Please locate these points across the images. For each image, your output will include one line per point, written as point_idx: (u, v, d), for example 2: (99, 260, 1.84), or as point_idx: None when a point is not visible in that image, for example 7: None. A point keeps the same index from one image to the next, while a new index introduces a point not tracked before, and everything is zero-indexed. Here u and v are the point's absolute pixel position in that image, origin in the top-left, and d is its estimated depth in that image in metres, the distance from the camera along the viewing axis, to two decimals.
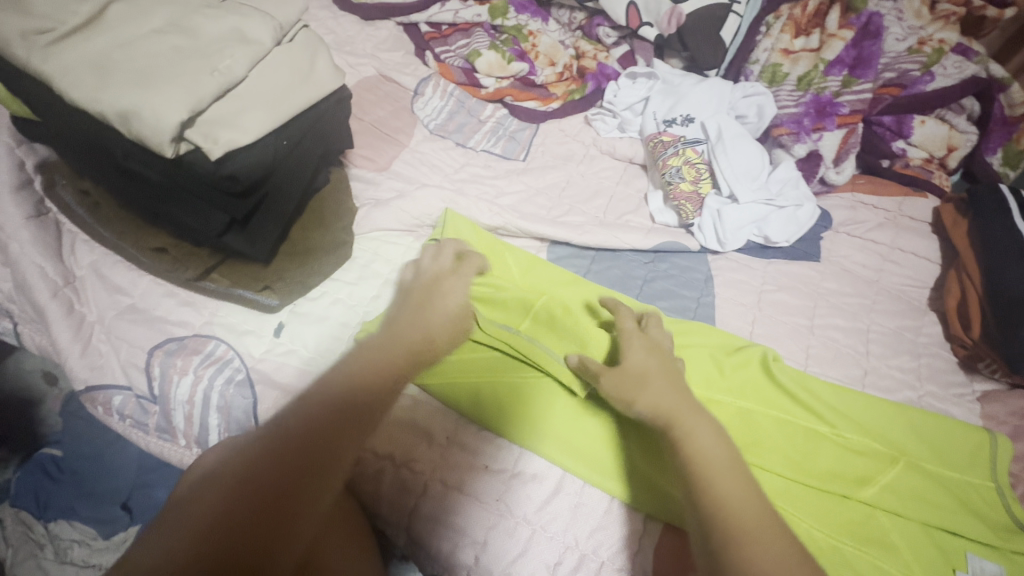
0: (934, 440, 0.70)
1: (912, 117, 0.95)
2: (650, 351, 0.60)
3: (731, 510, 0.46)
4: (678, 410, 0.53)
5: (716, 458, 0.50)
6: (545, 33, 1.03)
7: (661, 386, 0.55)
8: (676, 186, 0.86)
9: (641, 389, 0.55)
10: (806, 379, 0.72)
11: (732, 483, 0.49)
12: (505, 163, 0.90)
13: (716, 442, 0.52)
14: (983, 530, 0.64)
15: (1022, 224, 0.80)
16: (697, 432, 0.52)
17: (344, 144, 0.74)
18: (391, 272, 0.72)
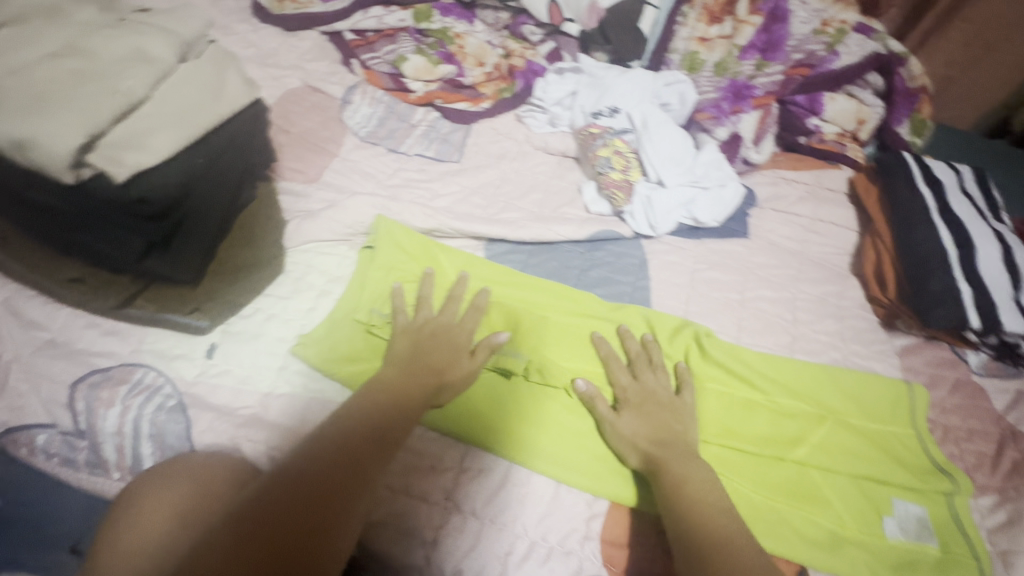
0: (861, 398, 0.75)
1: (822, 95, 0.99)
2: (643, 400, 0.66)
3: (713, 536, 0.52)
4: (658, 457, 0.60)
5: (697, 494, 0.56)
6: (472, 35, 1.04)
7: (644, 434, 0.63)
8: (607, 176, 0.88)
9: (628, 441, 0.63)
10: (738, 350, 0.76)
11: (711, 509, 0.55)
12: (440, 166, 0.91)
13: (701, 481, 0.58)
14: (905, 476, 0.69)
15: (923, 188, 0.87)
16: (684, 474, 0.58)
17: (266, 157, 0.73)
18: (327, 284, 0.72)
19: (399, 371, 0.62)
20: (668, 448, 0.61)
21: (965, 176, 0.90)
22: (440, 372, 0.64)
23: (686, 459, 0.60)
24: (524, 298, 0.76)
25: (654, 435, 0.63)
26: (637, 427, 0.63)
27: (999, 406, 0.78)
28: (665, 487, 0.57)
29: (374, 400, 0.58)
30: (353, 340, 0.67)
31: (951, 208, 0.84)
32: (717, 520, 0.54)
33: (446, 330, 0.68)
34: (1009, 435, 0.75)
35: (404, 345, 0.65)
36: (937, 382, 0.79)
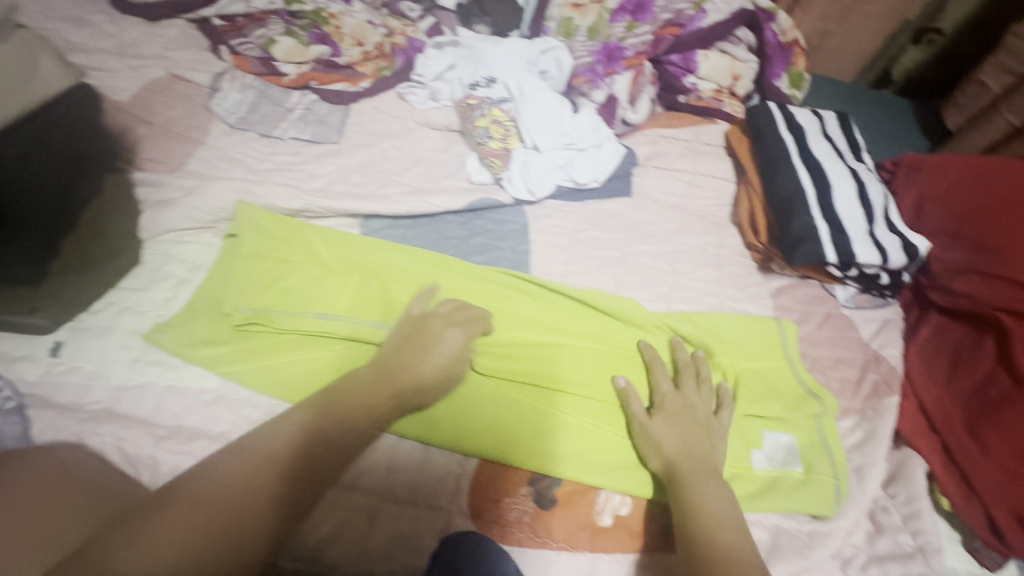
0: (738, 339, 0.77)
1: (694, 53, 1.02)
2: (685, 415, 0.65)
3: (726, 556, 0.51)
4: (690, 469, 0.60)
5: (714, 512, 0.56)
6: (347, 15, 1.02)
7: (676, 444, 0.62)
8: (484, 146, 0.89)
9: (659, 445, 0.62)
10: (624, 305, 0.77)
11: (724, 527, 0.54)
12: (316, 148, 0.89)
13: (721, 502, 0.57)
14: (777, 408, 0.71)
15: (786, 134, 0.90)
16: (703, 488, 0.58)
17: (99, 143, 0.75)
18: (187, 272, 0.70)
19: (372, 369, 0.60)
20: (696, 461, 0.61)
21: (827, 121, 0.94)
22: (405, 370, 0.60)
23: (710, 477, 0.59)
24: (568, 320, 0.75)
25: (686, 445, 0.62)
26: (668, 433, 0.63)
27: (866, 334, 0.82)
28: (686, 499, 0.57)
29: (341, 408, 0.55)
30: (211, 324, 0.65)
31: (810, 151, 0.88)
32: (733, 539, 0.53)
33: (452, 342, 0.63)
34: (872, 359, 0.79)
35: (397, 336, 0.64)
36: (806, 318, 0.83)
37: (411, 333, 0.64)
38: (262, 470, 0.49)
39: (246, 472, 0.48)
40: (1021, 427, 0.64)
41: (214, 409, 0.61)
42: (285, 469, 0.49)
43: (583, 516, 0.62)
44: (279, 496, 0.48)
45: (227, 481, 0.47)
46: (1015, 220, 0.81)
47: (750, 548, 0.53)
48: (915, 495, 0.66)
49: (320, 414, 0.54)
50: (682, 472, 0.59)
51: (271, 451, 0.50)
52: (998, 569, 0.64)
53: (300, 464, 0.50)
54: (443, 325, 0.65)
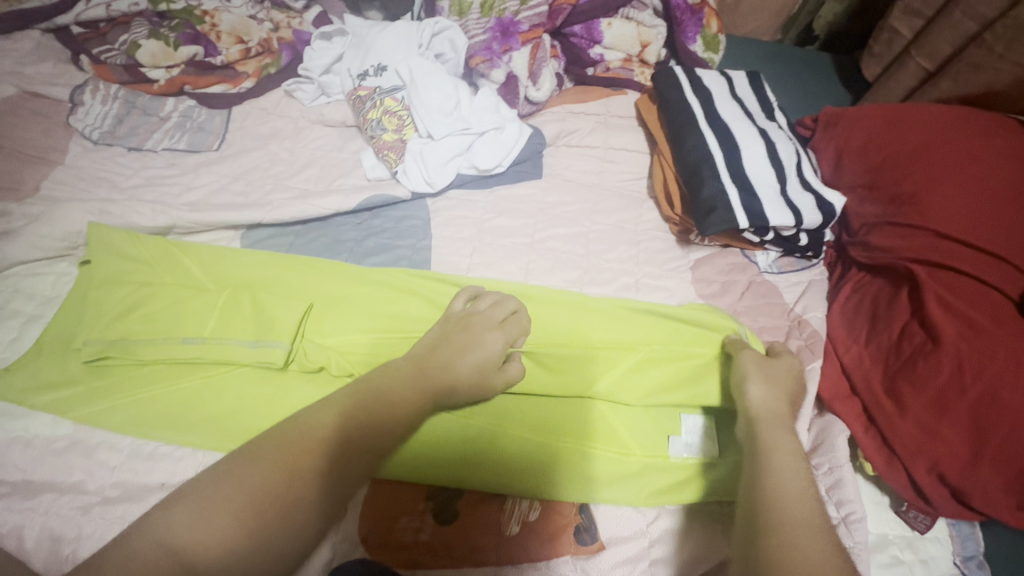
0: (649, 326, 0.67)
1: (597, 22, 0.98)
2: (793, 372, 0.62)
3: (784, 502, 0.47)
4: (778, 416, 0.56)
5: (783, 461, 0.51)
6: (224, 11, 0.93)
7: (774, 402, 0.57)
8: (378, 139, 0.84)
9: (761, 386, 0.58)
10: (553, 299, 0.70)
11: (792, 475, 0.50)
12: (194, 157, 0.82)
13: (794, 455, 0.52)
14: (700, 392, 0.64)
15: (691, 97, 0.87)
16: (779, 439, 0.53)
17: None
18: (37, 308, 0.64)
19: (410, 364, 0.56)
20: (785, 416, 0.56)
21: (736, 82, 0.92)
22: (444, 368, 0.56)
23: (785, 431, 0.54)
24: (617, 309, 0.69)
25: (785, 403, 0.58)
26: (772, 385, 0.59)
27: (790, 299, 0.79)
28: (761, 444, 0.53)
29: (385, 401, 0.52)
30: (60, 362, 0.59)
31: (717, 114, 0.85)
32: (796, 489, 0.48)
33: (493, 341, 0.60)
34: (796, 325, 0.75)
35: (436, 333, 0.61)
36: (728, 288, 0.79)
37: (460, 333, 0.60)
38: (320, 451, 0.47)
39: (316, 450, 0.47)
40: (934, 381, 0.61)
41: (65, 458, 0.55)
42: (346, 452, 0.48)
43: (486, 522, 0.57)
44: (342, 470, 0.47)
45: (287, 453, 0.46)
46: (925, 163, 0.77)
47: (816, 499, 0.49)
48: (837, 463, 0.63)
49: (380, 406, 0.51)
50: (764, 419, 0.55)
51: (329, 429, 0.48)
52: (929, 530, 0.62)
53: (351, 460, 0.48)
54: (485, 327, 0.61)
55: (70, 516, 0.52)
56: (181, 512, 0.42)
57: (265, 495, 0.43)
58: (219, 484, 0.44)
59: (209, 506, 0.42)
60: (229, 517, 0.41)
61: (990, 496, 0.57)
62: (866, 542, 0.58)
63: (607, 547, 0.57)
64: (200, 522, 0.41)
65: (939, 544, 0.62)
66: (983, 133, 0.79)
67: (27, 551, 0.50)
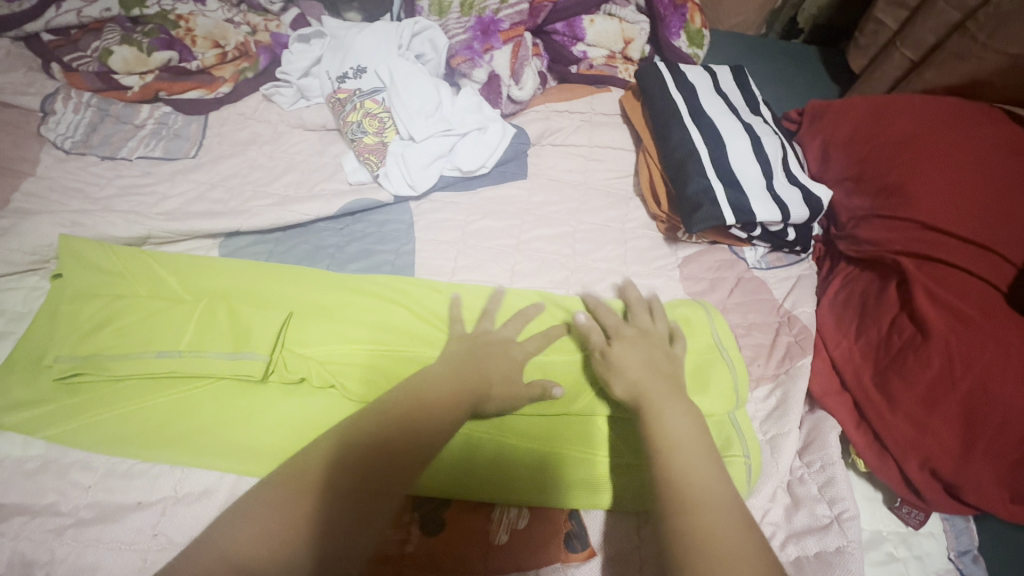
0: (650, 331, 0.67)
1: (579, 19, 0.98)
2: (649, 342, 0.60)
3: (686, 481, 0.46)
4: (655, 394, 0.53)
5: (682, 437, 0.49)
6: (199, 15, 0.92)
7: (643, 372, 0.56)
8: (359, 142, 0.82)
9: (618, 372, 0.57)
10: (550, 313, 0.68)
11: (694, 452, 0.48)
12: (170, 165, 0.80)
13: (688, 426, 0.51)
14: None
15: (675, 93, 0.86)
16: (669, 414, 0.51)
17: None
18: (7, 324, 0.62)
19: (446, 375, 0.55)
20: (665, 386, 0.54)
21: (720, 77, 0.91)
22: (483, 375, 0.57)
23: (671, 400, 0.53)
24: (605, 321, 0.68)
25: (650, 371, 0.56)
26: (633, 357, 0.58)
27: (779, 295, 0.78)
28: (649, 424, 0.51)
29: (416, 405, 0.51)
30: (31, 379, 0.57)
31: (701, 109, 0.85)
32: (700, 467, 0.47)
33: (522, 349, 0.61)
34: (785, 321, 0.75)
35: (461, 347, 0.60)
36: (717, 285, 0.78)
37: (488, 346, 0.60)
38: (327, 466, 0.45)
39: (335, 459, 0.46)
40: (924, 376, 0.61)
41: (36, 478, 0.53)
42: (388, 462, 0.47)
43: (473, 532, 0.56)
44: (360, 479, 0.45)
45: (319, 473, 0.44)
46: (912, 156, 0.76)
47: (717, 474, 0.47)
48: (830, 460, 0.62)
49: (412, 414, 0.50)
50: (644, 397, 0.53)
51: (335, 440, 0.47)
52: (923, 525, 0.61)
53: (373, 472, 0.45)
54: (502, 344, 0.62)
55: (41, 539, 0.50)
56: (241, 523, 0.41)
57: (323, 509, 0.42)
58: (271, 494, 0.43)
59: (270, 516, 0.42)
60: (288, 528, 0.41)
61: (984, 490, 0.56)
62: (859, 540, 0.57)
63: (597, 553, 0.56)
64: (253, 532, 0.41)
65: (933, 538, 0.61)
66: (970, 124, 0.79)
67: None
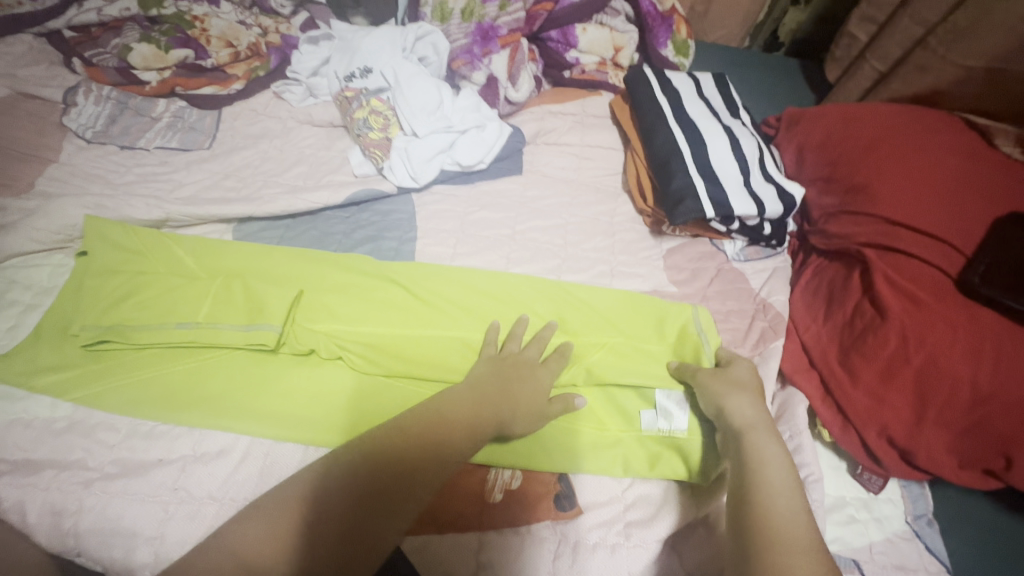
0: (630, 316, 0.73)
1: (572, 27, 1.04)
2: (755, 379, 0.64)
3: (777, 521, 0.48)
4: (757, 426, 0.57)
5: (774, 475, 0.52)
6: (214, 16, 0.97)
7: (756, 412, 0.59)
8: (364, 137, 0.88)
9: (735, 400, 0.60)
10: (535, 292, 0.74)
11: (786, 493, 0.50)
12: (186, 156, 0.84)
13: (781, 465, 0.53)
14: (654, 368, 0.68)
15: (660, 96, 0.93)
16: (766, 445, 0.55)
17: None
18: (34, 297, 0.66)
19: (473, 391, 0.58)
20: (765, 423, 0.58)
21: (703, 83, 0.98)
22: (507, 400, 0.58)
23: (766, 436, 0.56)
24: (486, 284, 0.74)
25: (754, 409, 0.59)
26: (745, 392, 0.61)
27: (755, 284, 0.84)
28: (747, 452, 0.54)
29: (440, 430, 0.53)
30: (57, 347, 0.61)
31: (685, 112, 0.91)
32: (790, 509, 0.49)
33: (535, 388, 0.61)
34: (761, 308, 0.80)
35: (495, 365, 0.63)
36: (698, 275, 0.84)
37: (512, 365, 0.63)
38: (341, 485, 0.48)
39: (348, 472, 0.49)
40: (882, 353, 0.67)
41: (64, 437, 0.57)
42: (386, 492, 0.49)
43: (471, 492, 0.60)
44: (368, 494, 0.48)
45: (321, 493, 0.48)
46: (876, 157, 0.83)
47: (808, 519, 0.49)
48: (798, 430, 0.67)
49: (424, 457, 0.51)
50: (751, 428, 0.57)
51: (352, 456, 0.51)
52: (882, 491, 0.67)
53: (380, 480, 0.49)
54: (529, 364, 0.63)
55: (71, 490, 0.54)
56: (254, 526, 0.46)
57: (303, 516, 0.47)
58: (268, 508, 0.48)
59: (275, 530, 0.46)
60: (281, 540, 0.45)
61: (935, 456, 0.63)
62: (821, 501, 0.62)
63: (585, 511, 0.61)
64: (247, 533, 0.46)
65: (892, 504, 0.66)
66: (930, 129, 0.85)
67: (29, 525, 0.52)
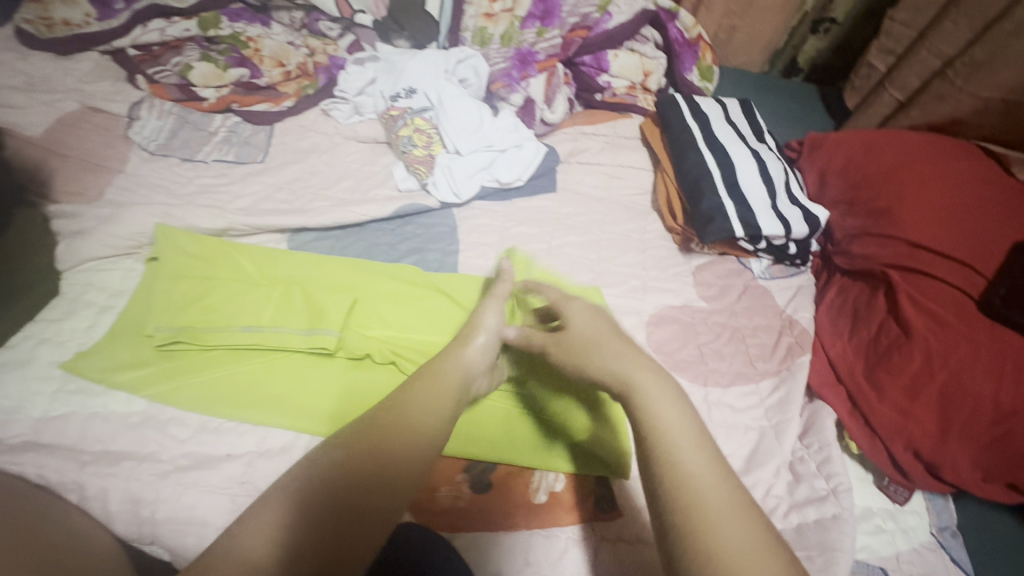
0: None
1: (605, 53, 1.09)
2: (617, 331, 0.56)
3: (689, 484, 0.39)
4: (635, 382, 0.47)
5: (666, 432, 0.42)
6: (266, 37, 1.03)
7: (633, 364, 0.50)
8: (409, 154, 0.92)
9: (609, 359, 0.51)
10: None
11: (689, 450, 0.41)
12: (241, 168, 0.89)
13: (675, 419, 0.43)
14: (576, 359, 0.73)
15: (691, 121, 0.97)
16: (654, 399, 0.45)
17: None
18: (108, 299, 0.70)
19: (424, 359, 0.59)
20: (651, 371, 0.48)
21: (729, 108, 1.03)
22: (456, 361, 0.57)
23: (654, 391, 0.46)
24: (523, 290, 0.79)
25: (630, 363, 0.50)
26: (607, 352, 0.52)
27: (781, 301, 0.88)
28: (638, 416, 0.45)
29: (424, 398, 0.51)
30: (133, 347, 0.66)
31: (714, 136, 0.95)
32: (698, 470, 0.40)
33: (481, 347, 0.60)
34: (787, 324, 0.84)
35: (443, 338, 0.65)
36: (726, 291, 0.87)
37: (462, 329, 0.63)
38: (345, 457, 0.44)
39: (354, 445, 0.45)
40: (908, 368, 0.70)
41: (141, 431, 0.61)
42: (391, 464, 0.45)
43: (518, 494, 0.64)
44: (371, 466, 0.44)
45: (343, 467, 0.43)
46: (897, 182, 0.87)
47: (723, 480, 0.40)
48: (826, 442, 0.71)
49: (418, 422, 0.48)
50: (633, 386, 0.47)
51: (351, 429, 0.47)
52: (908, 502, 0.69)
53: (381, 450, 0.45)
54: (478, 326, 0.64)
55: (148, 481, 0.58)
56: (264, 513, 0.40)
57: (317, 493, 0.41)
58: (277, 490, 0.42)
59: (251, 530, 0.39)
60: (288, 518, 0.40)
61: (960, 470, 0.66)
62: (852, 509, 0.65)
63: (625, 515, 0.63)
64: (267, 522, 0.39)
65: (917, 515, 0.69)
66: (948, 156, 0.89)
67: (109, 513, 0.56)
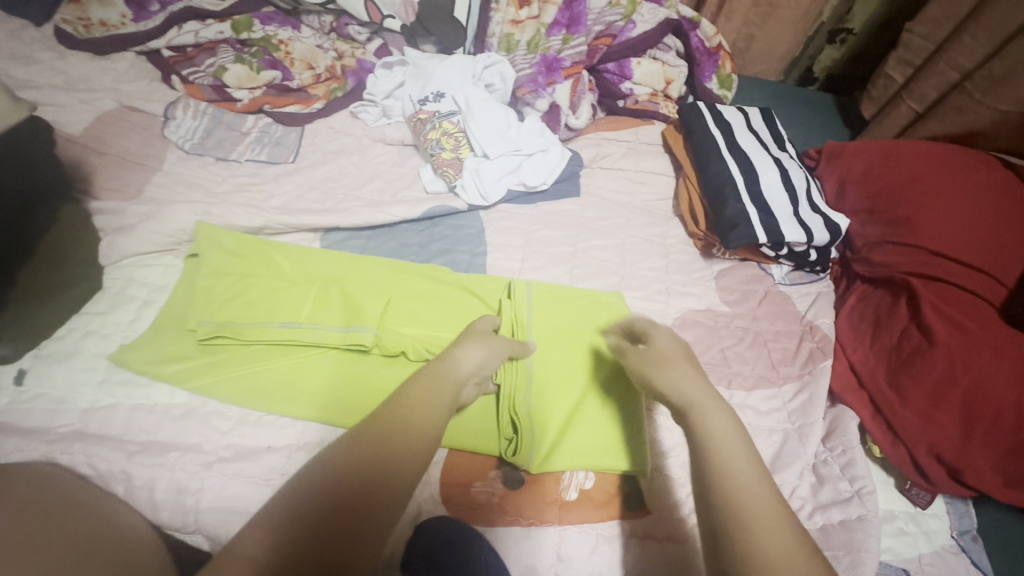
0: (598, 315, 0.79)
1: (628, 61, 1.11)
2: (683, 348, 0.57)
3: (741, 498, 0.39)
4: (701, 401, 0.48)
5: (726, 449, 0.43)
6: (297, 40, 1.05)
7: (697, 384, 0.50)
8: (437, 156, 0.93)
9: (671, 376, 0.51)
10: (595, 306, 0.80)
11: (742, 466, 0.41)
12: (274, 168, 0.91)
13: (736, 440, 0.44)
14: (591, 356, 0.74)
15: (714, 129, 0.99)
16: (714, 418, 0.46)
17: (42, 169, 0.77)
18: (149, 293, 0.72)
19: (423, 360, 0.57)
20: (712, 393, 0.49)
21: (751, 116, 1.05)
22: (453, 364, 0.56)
23: (716, 410, 0.47)
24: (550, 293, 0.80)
25: (697, 382, 0.50)
26: (682, 368, 0.52)
27: (802, 307, 0.89)
28: (698, 434, 0.45)
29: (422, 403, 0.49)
30: (175, 340, 0.67)
31: (737, 144, 0.97)
32: (750, 486, 0.40)
33: (480, 348, 0.60)
34: (808, 330, 0.85)
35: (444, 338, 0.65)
36: (747, 296, 0.89)
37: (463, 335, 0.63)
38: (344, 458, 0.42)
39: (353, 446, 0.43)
40: (932, 374, 0.71)
41: (184, 422, 0.63)
42: (388, 462, 0.43)
43: (549, 491, 0.65)
44: (372, 467, 0.42)
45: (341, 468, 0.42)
46: (917, 192, 0.88)
47: (775, 495, 0.40)
48: (850, 445, 0.72)
49: (416, 424, 0.47)
50: (694, 405, 0.47)
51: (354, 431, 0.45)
52: (929, 506, 0.70)
53: (379, 452, 0.43)
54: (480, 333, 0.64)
55: (193, 471, 0.59)
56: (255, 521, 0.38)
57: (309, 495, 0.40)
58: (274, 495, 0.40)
59: (250, 537, 0.37)
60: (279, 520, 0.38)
61: (983, 475, 0.67)
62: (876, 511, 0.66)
63: (653, 512, 0.64)
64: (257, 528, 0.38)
65: (938, 518, 0.70)
66: (966, 167, 0.91)
67: (155, 501, 0.57)
